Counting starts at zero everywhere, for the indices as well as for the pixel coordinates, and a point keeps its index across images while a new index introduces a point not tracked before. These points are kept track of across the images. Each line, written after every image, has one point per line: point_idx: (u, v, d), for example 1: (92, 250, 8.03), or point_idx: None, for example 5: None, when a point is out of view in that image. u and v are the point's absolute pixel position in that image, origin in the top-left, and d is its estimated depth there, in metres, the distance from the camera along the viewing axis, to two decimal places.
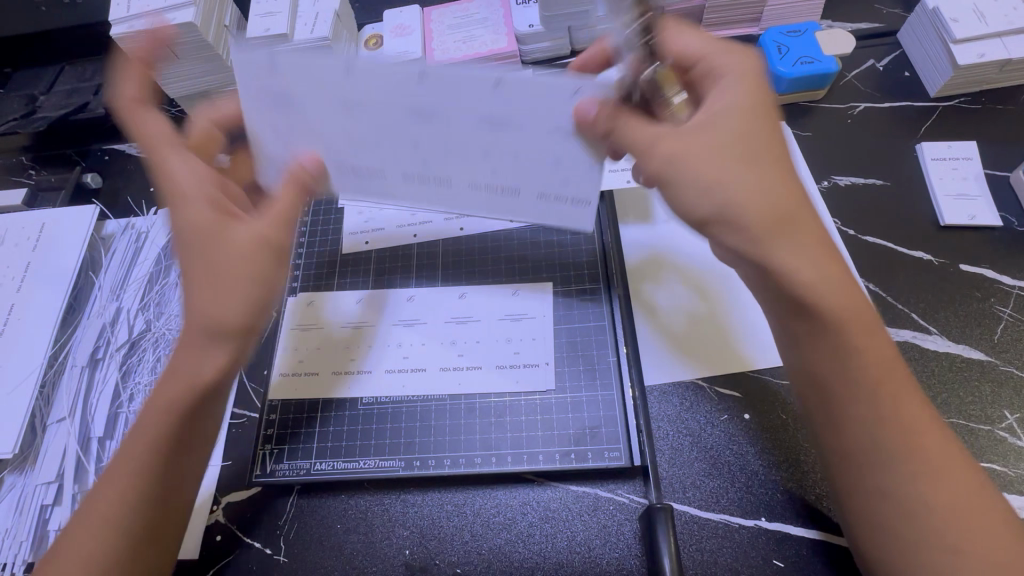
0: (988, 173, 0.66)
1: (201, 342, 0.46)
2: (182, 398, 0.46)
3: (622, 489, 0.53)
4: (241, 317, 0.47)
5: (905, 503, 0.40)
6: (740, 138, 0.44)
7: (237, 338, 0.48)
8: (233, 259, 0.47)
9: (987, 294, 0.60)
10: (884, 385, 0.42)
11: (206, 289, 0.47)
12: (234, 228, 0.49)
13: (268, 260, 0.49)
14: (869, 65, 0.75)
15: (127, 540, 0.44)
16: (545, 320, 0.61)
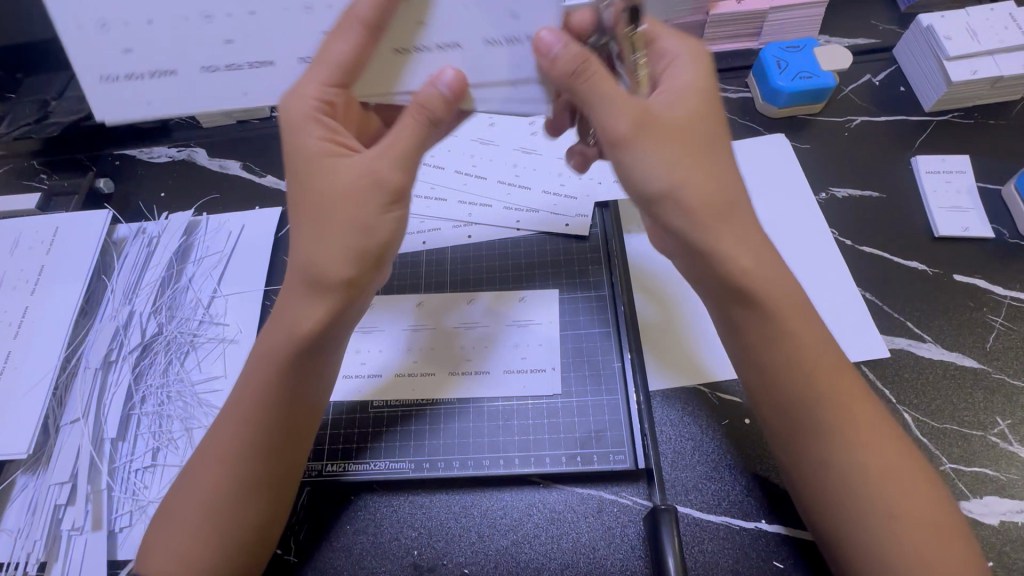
0: (980, 186, 0.68)
1: (301, 287, 0.47)
2: (283, 348, 0.48)
3: (626, 492, 0.55)
4: (354, 250, 0.45)
5: (861, 506, 0.44)
6: (697, 129, 0.46)
7: (356, 257, 0.46)
8: (322, 194, 0.46)
9: (980, 303, 0.62)
10: (837, 384, 0.46)
11: (319, 228, 0.46)
12: (342, 163, 0.46)
13: (372, 191, 0.45)
14: (866, 79, 0.77)
15: (229, 496, 0.48)
16: (551, 326, 0.63)
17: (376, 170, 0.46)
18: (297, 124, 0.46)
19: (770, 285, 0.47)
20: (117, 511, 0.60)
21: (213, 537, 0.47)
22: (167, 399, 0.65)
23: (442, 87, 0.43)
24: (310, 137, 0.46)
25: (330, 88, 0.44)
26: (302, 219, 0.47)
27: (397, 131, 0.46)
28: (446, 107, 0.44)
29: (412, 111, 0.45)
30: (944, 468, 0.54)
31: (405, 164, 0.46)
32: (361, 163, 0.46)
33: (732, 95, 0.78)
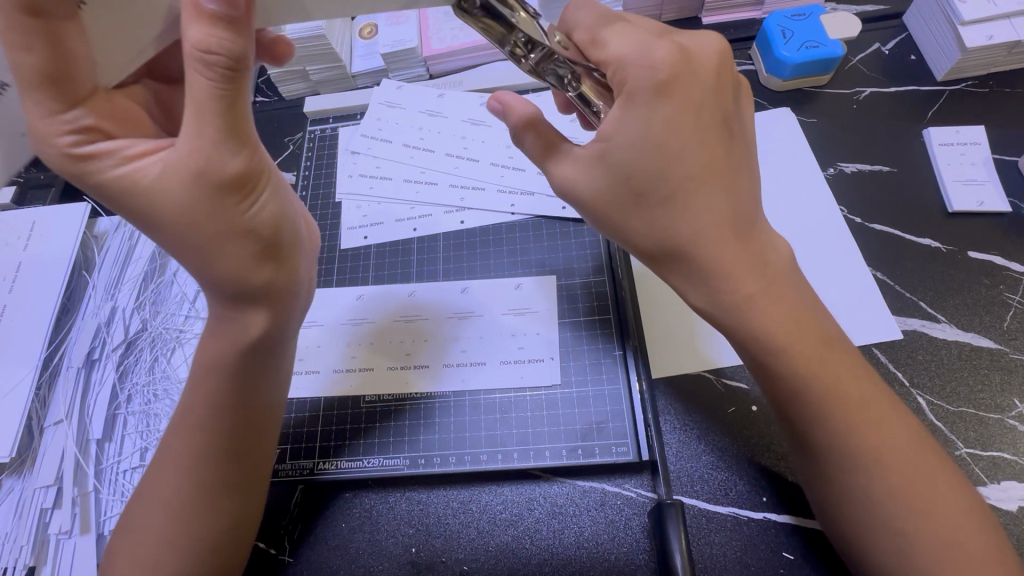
0: (996, 158, 0.65)
1: (217, 299, 0.44)
2: (228, 355, 0.46)
3: (630, 484, 0.53)
4: (250, 249, 0.41)
5: (875, 512, 0.42)
6: (693, 107, 0.42)
7: (254, 254, 0.42)
8: (173, 214, 0.39)
9: (996, 281, 0.59)
10: (827, 396, 0.44)
11: (193, 250, 0.41)
12: (151, 175, 0.39)
13: (217, 190, 0.39)
14: (875, 49, 0.73)
15: (211, 508, 0.46)
16: (549, 313, 0.60)
17: (206, 160, 0.38)
18: (82, 167, 0.39)
19: (756, 288, 0.43)
20: (106, 514, 0.58)
21: (202, 548, 0.46)
22: (153, 397, 0.63)
23: (208, 4, 0.35)
24: (103, 172, 0.39)
25: (68, 113, 0.38)
26: (175, 251, 0.42)
27: (194, 102, 0.37)
28: (236, 39, 0.36)
29: (196, 66, 0.36)
30: (959, 453, 0.52)
31: (238, 139, 0.39)
32: (174, 165, 0.38)
33: (734, 68, 0.74)
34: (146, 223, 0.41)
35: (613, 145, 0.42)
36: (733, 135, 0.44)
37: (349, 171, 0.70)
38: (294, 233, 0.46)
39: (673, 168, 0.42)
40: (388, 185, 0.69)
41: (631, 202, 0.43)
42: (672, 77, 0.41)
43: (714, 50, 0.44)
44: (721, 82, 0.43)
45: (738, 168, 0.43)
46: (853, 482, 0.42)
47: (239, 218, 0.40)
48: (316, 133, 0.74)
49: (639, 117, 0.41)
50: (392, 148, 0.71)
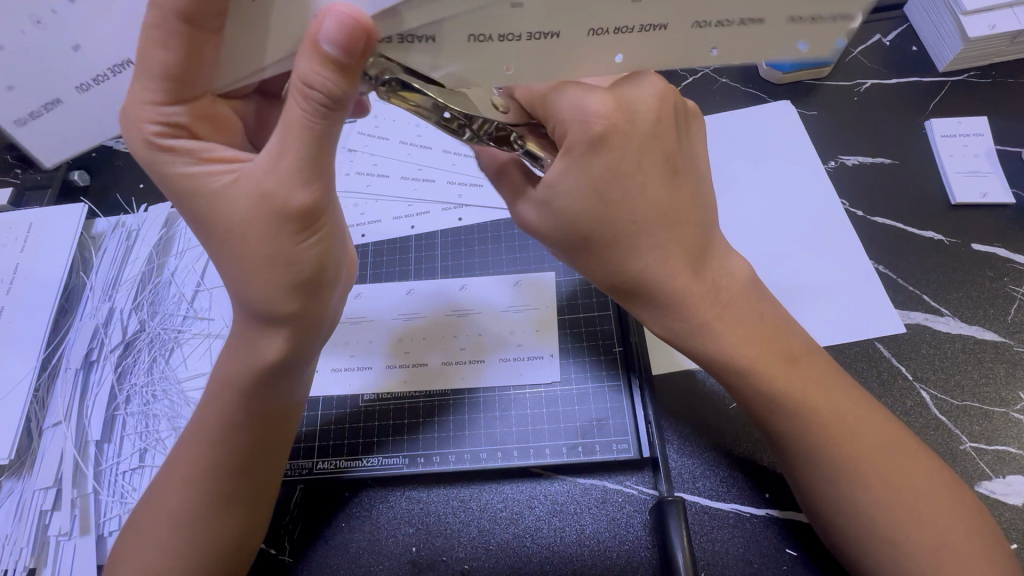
0: (1000, 149, 0.64)
1: (243, 315, 0.43)
2: (240, 374, 0.45)
3: (632, 481, 0.52)
4: (286, 279, 0.40)
5: (875, 512, 0.41)
6: (637, 153, 0.40)
7: (290, 284, 0.40)
8: (229, 226, 0.39)
9: (1000, 274, 0.59)
10: (816, 398, 0.43)
11: (237, 264, 0.40)
12: (224, 185, 0.38)
13: (278, 216, 0.38)
14: (876, 40, 0.73)
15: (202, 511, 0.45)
16: (549, 310, 0.60)
17: (275, 186, 0.37)
18: (161, 157, 0.39)
19: (711, 313, 0.44)
20: (106, 515, 0.57)
21: (198, 549, 0.45)
22: (152, 398, 0.63)
23: (324, 45, 0.32)
24: (173, 167, 0.39)
25: (169, 108, 0.37)
26: (220, 258, 0.41)
27: (287, 126, 0.36)
28: (343, 81, 0.34)
29: (296, 94, 0.34)
30: (964, 448, 0.52)
31: (312, 172, 0.37)
32: (249, 181, 0.38)
33: (733, 61, 0.74)
34: (199, 225, 0.40)
35: (557, 195, 0.42)
36: (678, 172, 0.43)
37: (347, 168, 0.70)
38: (337, 262, 0.44)
39: (620, 215, 0.41)
40: (385, 183, 0.68)
41: (580, 245, 0.43)
42: (608, 126, 0.39)
43: (650, 92, 0.41)
44: (660, 126, 0.41)
45: (687, 204, 0.43)
46: (855, 480, 0.42)
47: (286, 249, 0.39)
48: None
49: (580, 168, 0.40)
50: (388, 145, 0.70)
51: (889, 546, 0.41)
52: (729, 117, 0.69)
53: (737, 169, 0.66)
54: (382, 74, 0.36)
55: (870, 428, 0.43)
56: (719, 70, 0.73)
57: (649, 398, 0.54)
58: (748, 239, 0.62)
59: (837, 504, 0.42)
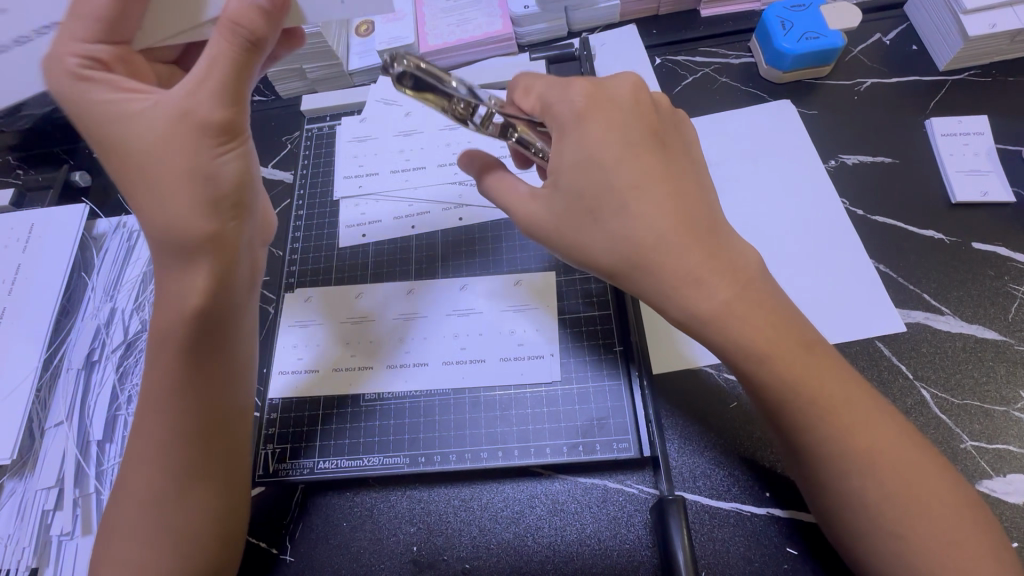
0: (1000, 148, 0.64)
1: (164, 263, 0.46)
2: (177, 329, 0.46)
3: (632, 480, 0.53)
4: (196, 198, 0.43)
5: (881, 513, 0.41)
6: (624, 126, 0.45)
7: (208, 202, 0.44)
8: (142, 147, 0.43)
9: (1000, 272, 0.59)
10: (828, 395, 0.42)
11: (143, 195, 0.44)
12: (144, 108, 0.43)
13: (196, 129, 0.43)
14: (876, 39, 0.73)
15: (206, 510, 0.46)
16: (549, 309, 0.60)
17: (193, 105, 0.42)
18: (77, 88, 0.43)
19: (728, 291, 0.42)
20: None
21: (202, 549, 0.46)
22: None
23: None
24: (88, 95, 0.43)
25: (92, 45, 0.43)
26: (123, 192, 0.45)
27: (210, 61, 0.42)
28: (267, 22, 0.42)
29: (224, 32, 0.41)
30: (965, 446, 0.52)
31: (230, 97, 0.43)
32: (166, 106, 0.43)
33: (734, 60, 0.74)
34: (110, 161, 0.44)
35: (559, 172, 0.45)
36: (667, 146, 0.46)
37: (347, 168, 0.70)
38: (253, 205, 0.48)
39: (615, 180, 0.43)
40: (385, 183, 0.69)
41: (584, 217, 0.45)
42: (589, 104, 0.45)
43: (626, 81, 0.47)
44: (641, 103, 0.46)
45: (681, 175, 0.45)
46: (859, 479, 0.41)
47: (206, 163, 0.43)
48: (314, 131, 0.73)
49: (572, 138, 0.45)
50: (388, 145, 0.70)
51: (890, 546, 0.41)
52: (729, 116, 0.69)
53: (736, 169, 0.66)
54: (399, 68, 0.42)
55: (880, 429, 0.42)
56: (719, 70, 0.73)
57: (647, 378, 0.55)
58: (748, 237, 0.62)
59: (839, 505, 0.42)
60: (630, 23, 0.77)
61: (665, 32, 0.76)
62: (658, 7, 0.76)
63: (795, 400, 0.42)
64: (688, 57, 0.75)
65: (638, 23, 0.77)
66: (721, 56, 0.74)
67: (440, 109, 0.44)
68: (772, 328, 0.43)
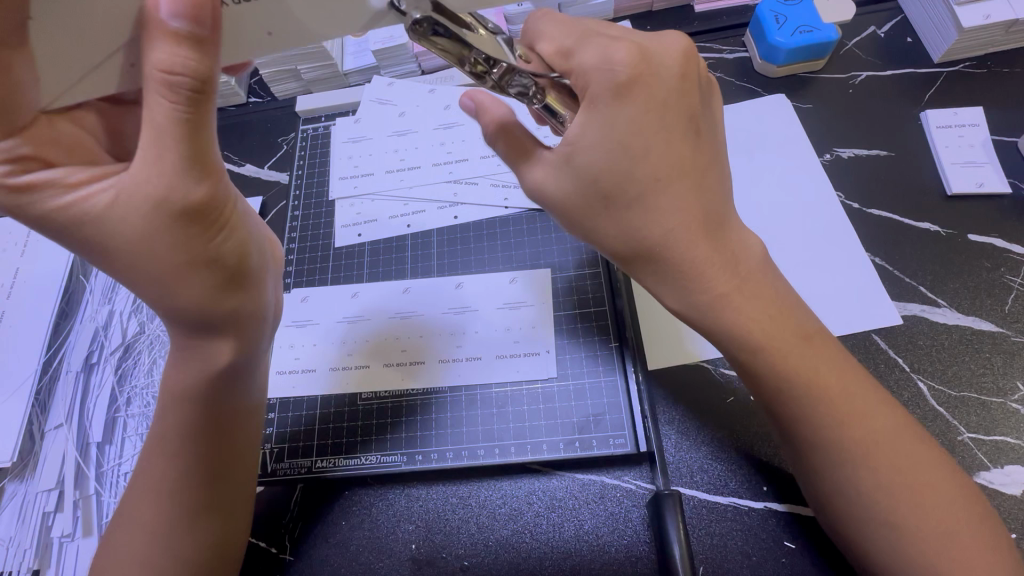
0: (996, 139, 0.64)
1: (178, 329, 0.43)
2: (200, 387, 0.45)
3: (629, 476, 0.53)
4: (211, 279, 0.40)
5: (874, 508, 0.41)
6: (666, 109, 0.41)
7: (218, 282, 0.41)
8: (125, 245, 0.38)
9: (997, 263, 0.58)
10: (812, 395, 0.43)
11: (153, 284, 0.39)
12: (106, 201, 0.37)
13: (179, 218, 0.37)
14: (870, 32, 0.73)
15: (200, 518, 0.45)
16: (544, 306, 0.60)
17: (166, 188, 0.36)
18: (25, 199, 0.37)
19: (728, 285, 0.43)
20: (107, 516, 0.58)
21: (201, 552, 0.46)
22: (152, 400, 0.63)
23: (171, 22, 0.33)
24: (46, 204, 0.37)
25: (1, 142, 0.36)
26: (128, 281, 0.40)
27: (155, 132, 0.35)
28: (203, 60, 0.34)
29: (158, 87, 0.34)
30: (963, 438, 0.51)
31: (201, 168, 0.37)
32: (130, 196, 0.36)
33: (728, 55, 0.73)
34: (98, 258, 0.39)
35: (577, 149, 0.42)
36: (700, 133, 0.43)
37: (342, 169, 0.70)
38: (257, 256, 0.45)
39: (639, 170, 0.41)
40: (379, 182, 0.69)
41: (598, 204, 0.43)
42: (632, 78, 0.40)
43: (674, 50, 0.42)
44: (686, 83, 0.42)
45: (707, 166, 0.43)
46: (852, 471, 0.42)
47: (203, 248, 0.39)
48: (309, 132, 0.73)
49: (602, 119, 0.40)
50: (381, 145, 0.71)
51: (885, 539, 0.41)
52: (724, 112, 0.69)
53: (732, 165, 0.66)
54: (416, 10, 0.36)
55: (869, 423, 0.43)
56: (713, 65, 0.73)
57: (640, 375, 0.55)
58: None
59: (833, 503, 0.42)
60: (624, 19, 0.77)
61: (659, 28, 0.76)
62: (652, 3, 0.76)
63: (785, 396, 0.43)
64: None
65: (632, 19, 0.77)
66: (715, 51, 0.74)
67: (454, 58, 0.39)
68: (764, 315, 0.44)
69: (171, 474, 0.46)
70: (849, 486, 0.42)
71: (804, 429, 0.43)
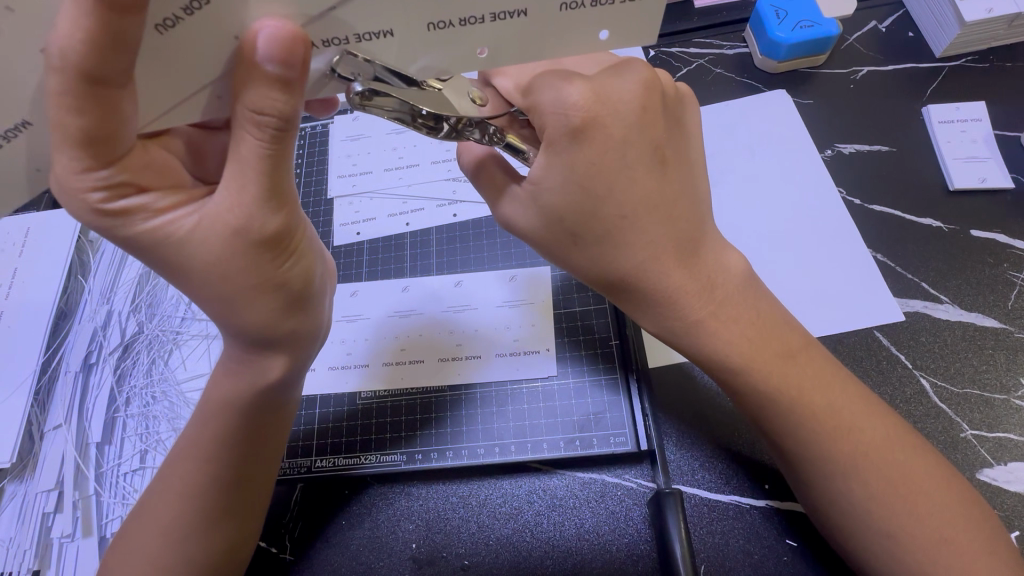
0: (998, 134, 0.64)
1: (236, 343, 0.42)
2: (244, 398, 0.44)
3: (630, 474, 0.52)
4: (277, 303, 0.39)
5: (876, 507, 0.41)
6: (629, 148, 0.39)
7: (283, 306, 0.40)
8: (205, 268, 0.36)
9: (1000, 259, 0.58)
10: (811, 395, 0.43)
11: (219, 305, 0.39)
12: (191, 226, 0.35)
13: (254, 247, 0.36)
14: (871, 27, 0.72)
15: (197, 518, 0.45)
16: (544, 304, 0.60)
17: (245, 219, 0.35)
18: (113, 223, 0.35)
19: (705, 310, 0.43)
20: (107, 517, 0.57)
21: (199, 554, 0.45)
22: (152, 399, 0.63)
23: (265, 65, 0.30)
24: (133, 227, 0.35)
25: (101, 171, 0.33)
26: (199, 299, 0.39)
27: (241, 162, 0.34)
28: (290, 98, 0.33)
29: (246, 125, 0.33)
30: (965, 435, 0.51)
31: (280, 198, 0.36)
32: (213, 220, 0.35)
33: (728, 51, 0.73)
34: (172, 275, 0.38)
35: (541, 190, 0.41)
36: (667, 163, 0.41)
37: (340, 169, 0.70)
38: (320, 276, 0.44)
39: (605, 208, 0.40)
40: (378, 180, 0.68)
41: (568, 241, 0.43)
42: (588, 119, 0.38)
43: (633, 81, 0.40)
44: (648, 115, 0.40)
45: (678, 195, 0.42)
46: (852, 469, 0.41)
47: (274, 274, 0.38)
48: (307, 130, 0.73)
49: (562, 163, 0.40)
50: (379, 144, 0.70)
51: (887, 539, 0.41)
52: (724, 108, 0.69)
53: (731, 161, 0.65)
54: (357, 82, 0.35)
55: (869, 421, 0.43)
56: (714, 61, 0.73)
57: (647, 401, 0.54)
58: (745, 229, 0.61)
59: (834, 502, 0.42)
60: None
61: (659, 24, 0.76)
62: None
63: (786, 395, 0.42)
64: (682, 48, 0.74)
65: None
66: (715, 47, 0.74)
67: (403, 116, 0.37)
68: (749, 324, 0.44)
69: (170, 476, 0.46)
70: (850, 486, 0.41)
71: (804, 429, 0.42)
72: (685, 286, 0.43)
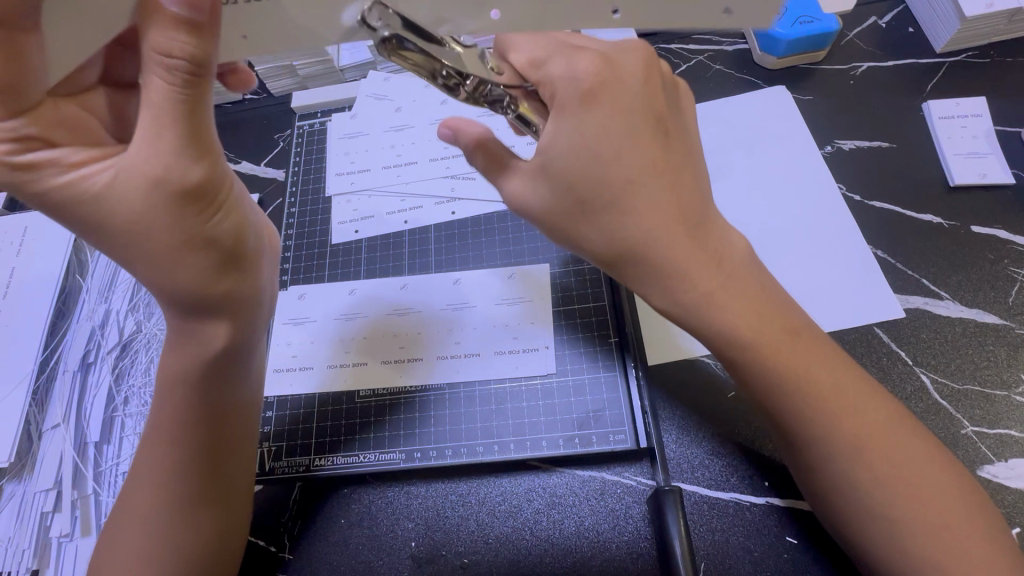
0: (999, 129, 0.64)
1: (174, 310, 0.43)
2: (188, 369, 0.44)
3: (629, 472, 0.52)
4: (209, 262, 0.39)
5: (879, 503, 0.40)
6: (637, 114, 0.41)
7: (216, 264, 0.40)
8: (124, 223, 0.37)
9: (1000, 255, 0.58)
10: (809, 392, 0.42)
11: (150, 266, 0.39)
12: (104, 180, 0.36)
13: (170, 198, 0.36)
14: (871, 22, 0.72)
15: (194, 516, 0.45)
16: (543, 301, 0.60)
17: (164, 167, 0.35)
18: (25, 177, 0.36)
19: (713, 282, 0.41)
20: (105, 516, 0.57)
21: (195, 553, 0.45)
22: (151, 398, 0.63)
23: (169, 6, 0.32)
24: (44, 183, 0.36)
25: (4, 122, 0.35)
26: (121, 259, 0.39)
27: (150, 107, 0.35)
28: (199, 42, 0.34)
29: (155, 67, 0.34)
30: (966, 432, 0.51)
31: (195, 146, 0.36)
32: (128, 172, 0.36)
33: (728, 47, 0.73)
34: (92, 236, 0.38)
35: (551, 157, 0.41)
36: (670, 134, 0.42)
37: (338, 167, 0.69)
38: (253, 238, 0.44)
39: (613, 172, 0.40)
40: (374, 177, 0.68)
41: (575, 210, 0.42)
42: (596, 84, 0.40)
43: (636, 57, 0.43)
44: (650, 86, 0.42)
45: (682, 165, 0.42)
46: (852, 465, 0.41)
47: (200, 229, 0.38)
48: (305, 128, 0.73)
49: (571, 125, 0.41)
50: (377, 141, 0.70)
51: (889, 536, 0.40)
52: (723, 105, 0.69)
53: (731, 158, 0.65)
54: (385, 28, 0.35)
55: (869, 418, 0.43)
56: (713, 57, 0.72)
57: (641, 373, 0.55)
58: (744, 226, 0.61)
59: (835, 499, 0.42)
60: None
61: None
62: None
63: (786, 391, 0.42)
64: (681, 45, 0.74)
65: None
66: (714, 43, 0.73)
67: (426, 74, 0.38)
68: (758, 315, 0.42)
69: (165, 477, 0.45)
70: (851, 482, 0.41)
71: (803, 425, 0.42)
72: (684, 282, 0.42)
